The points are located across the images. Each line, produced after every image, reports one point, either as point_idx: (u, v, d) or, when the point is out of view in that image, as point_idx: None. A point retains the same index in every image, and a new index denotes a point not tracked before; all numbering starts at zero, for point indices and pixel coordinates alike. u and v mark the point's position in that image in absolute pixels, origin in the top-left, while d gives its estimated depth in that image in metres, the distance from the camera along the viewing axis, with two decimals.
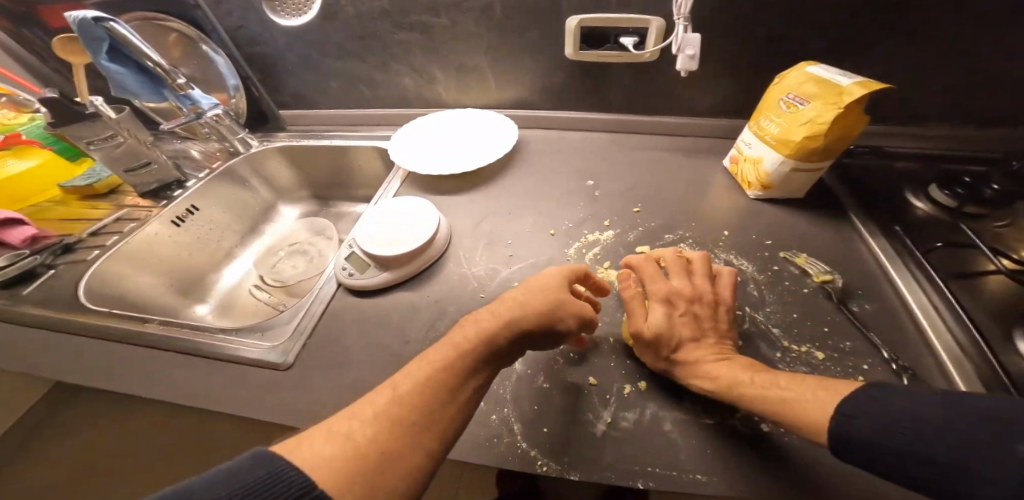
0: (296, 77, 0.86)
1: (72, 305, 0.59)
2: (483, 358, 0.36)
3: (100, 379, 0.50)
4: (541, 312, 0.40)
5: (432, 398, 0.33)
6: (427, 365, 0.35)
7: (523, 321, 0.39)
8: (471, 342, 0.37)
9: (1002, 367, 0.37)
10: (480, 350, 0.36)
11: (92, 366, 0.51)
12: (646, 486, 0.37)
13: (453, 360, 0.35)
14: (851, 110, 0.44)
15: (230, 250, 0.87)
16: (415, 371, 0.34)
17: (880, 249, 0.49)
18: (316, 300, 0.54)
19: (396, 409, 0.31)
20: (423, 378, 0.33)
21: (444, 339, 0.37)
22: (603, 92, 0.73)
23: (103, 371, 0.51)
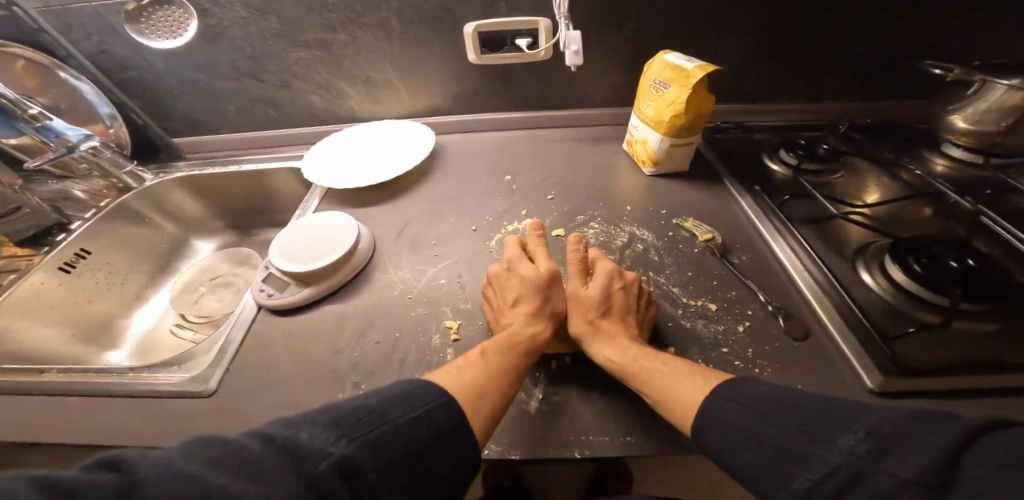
0: (189, 103, 0.81)
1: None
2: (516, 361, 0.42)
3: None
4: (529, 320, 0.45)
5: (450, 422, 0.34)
6: (454, 368, 0.40)
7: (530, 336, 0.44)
8: (486, 353, 0.42)
9: (851, 300, 0.45)
10: (497, 358, 0.41)
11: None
12: (581, 456, 0.39)
13: (484, 358, 0.41)
14: (698, 90, 0.52)
15: (139, 291, 0.80)
16: (447, 374, 0.39)
17: (750, 206, 0.57)
18: (233, 327, 0.52)
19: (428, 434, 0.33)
20: (471, 369, 0.40)
21: (466, 354, 0.43)
22: (511, 94, 0.78)
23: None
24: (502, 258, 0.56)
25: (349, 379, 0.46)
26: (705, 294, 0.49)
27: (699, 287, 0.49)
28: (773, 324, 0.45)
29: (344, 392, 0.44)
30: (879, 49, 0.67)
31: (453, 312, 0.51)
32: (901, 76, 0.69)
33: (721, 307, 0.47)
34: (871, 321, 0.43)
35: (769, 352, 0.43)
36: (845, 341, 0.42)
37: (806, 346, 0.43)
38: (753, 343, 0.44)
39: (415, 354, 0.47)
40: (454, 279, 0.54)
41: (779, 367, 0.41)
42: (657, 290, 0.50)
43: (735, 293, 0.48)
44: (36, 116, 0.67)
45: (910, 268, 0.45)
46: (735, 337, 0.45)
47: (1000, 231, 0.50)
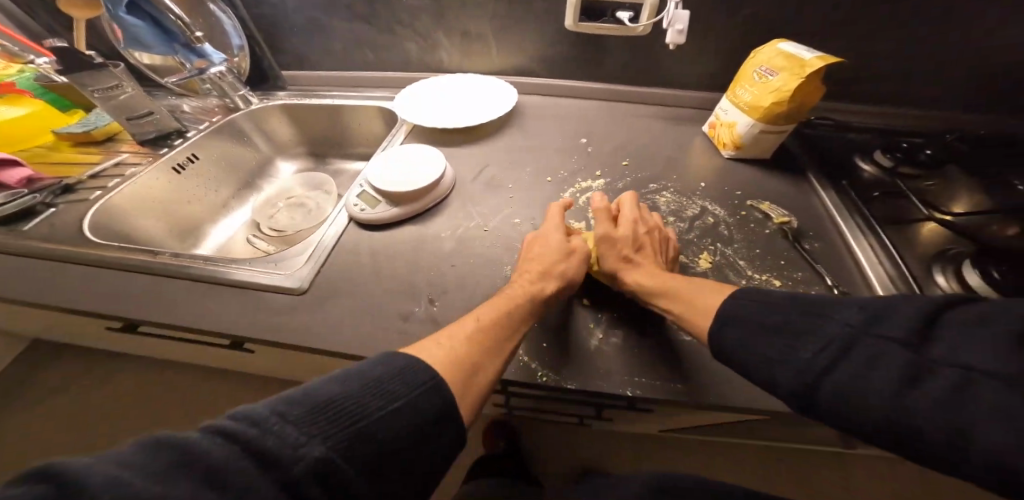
0: (300, 36, 0.88)
1: (76, 240, 0.62)
2: (510, 329, 0.42)
3: (124, 298, 0.54)
4: (532, 293, 0.45)
5: (480, 353, 0.38)
6: (448, 340, 0.38)
7: (528, 306, 0.44)
8: (480, 322, 0.41)
9: (920, 294, 0.45)
10: (491, 330, 0.41)
11: (111, 292, 0.54)
12: (633, 394, 0.41)
13: (478, 333, 0.40)
14: (810, 80, 0.52)
15: (226, 201, 0.89)
16: (439, 347, 0.38)
17: (830, 199, 0.57)
18: (325, 234, 0.58)
19: (446, 371, 0.35)
20: (464, 348, 0.38)
21: (456, 324, 0.41)
22: (598, 63, 0.80)
23: (124, 297, 0.54)
24: (574, 210, 0.59)
25: (426, 294, 0.51)
26: (772, 271, 0.50)
27: (766, 264, 0.50)
28: None
29: (421, 305, 0.50)
30: (996, 65, 0.64)
31: None
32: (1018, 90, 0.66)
33: (785, 285, 0.48)
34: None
35: None
36: None
37: None
38: None
39: (488, 281, 0.52)
40: (528, 221, 0.58)
41: None
42: (723, 260, 0.51)
43: (801, 275, 0.49)
44: (197, 39, 0.77)
45: (986, 274, 0.45)
46: None
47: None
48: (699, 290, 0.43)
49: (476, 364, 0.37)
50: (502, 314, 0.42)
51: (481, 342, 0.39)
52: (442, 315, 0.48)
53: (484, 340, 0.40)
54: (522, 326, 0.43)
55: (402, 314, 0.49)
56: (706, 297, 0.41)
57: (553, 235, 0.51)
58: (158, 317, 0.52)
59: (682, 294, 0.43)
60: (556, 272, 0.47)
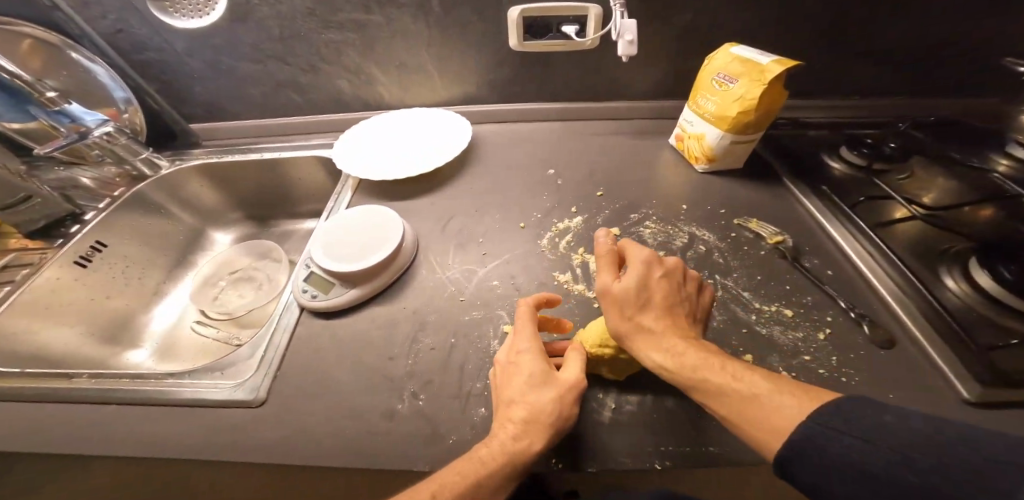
0: (205, 86, 0.76)
1: None
2: None
3: (32, 445, 0.42)
4: (510, 454, 0.34)
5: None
6: None
7: (505, 471, 0.33)
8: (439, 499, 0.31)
9: (935, 303, 0.43)
10: None
11: (8, 441, 0.43)
12: (663, 467, 0.36)
13: None
14: (773, 85, 0.49)
15: (158, 286, 0.76)
16: None
17: (815, 206, 0.55)
18: (273, 332, 0.49)
19: None
20: None
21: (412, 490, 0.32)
22: (551, 82, 0.74)
23: (32, 438, 0.42)
24: (556, 258, 0.53)
25: (407, 389, 0.43)
26: (779, 300, 0.46)
27: (770, 292, 0.47)
28: (857, 333, 0.43)
29: (403, 402, 0.42)
30: (937, 49, 0.64)
31: (510, 316, 0.48)
32: (964, 66, 0.66)
33: (797, 314, 0.45)
34: (966, 332, 0.40)
35: (855, 360, 0.41)
36: (936, 351, 0.40)
37: (893, 357, 0.41)
38: (836, 351, 0.42)
39: (476, 361, 0.45)
40: (508, 280, 0.51)
41: (867, 377, 0.39)
42: (725, 293, 0.47)
43: (810, 299, 0.46)
44: (53, 100, 0.62)
45: (997, 274, 0.42)
46: (817, 344, 0.42)
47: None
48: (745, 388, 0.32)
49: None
50: (471, 483, 0.32)
51: None
52: (432, 412, 0.41)
53: None
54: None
55: (383, 419, 0.41)
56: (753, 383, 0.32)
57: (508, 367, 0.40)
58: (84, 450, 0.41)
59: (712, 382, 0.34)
60: (543, 423, 0.35)
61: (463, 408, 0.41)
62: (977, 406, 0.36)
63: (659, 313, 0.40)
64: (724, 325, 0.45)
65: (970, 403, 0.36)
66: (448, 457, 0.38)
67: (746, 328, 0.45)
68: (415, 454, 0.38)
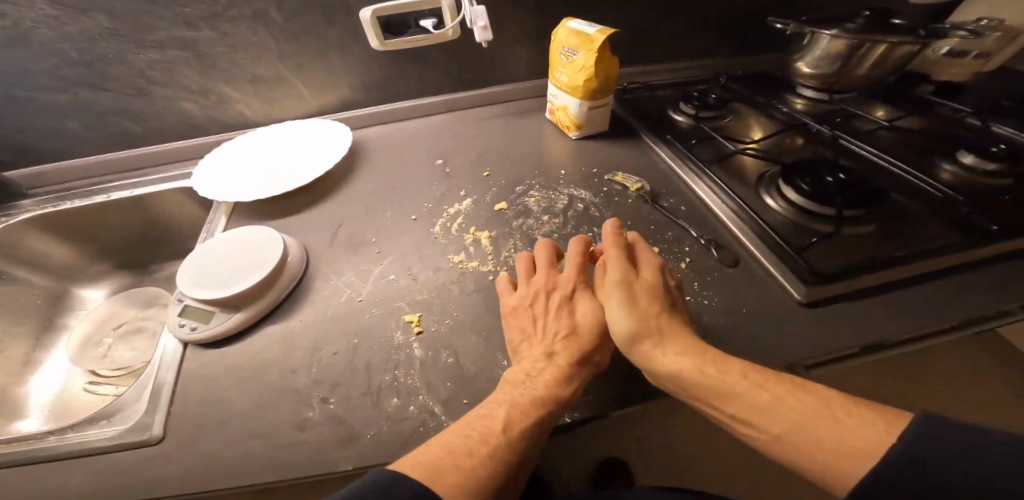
0: (13, 123, 0.65)
1: None
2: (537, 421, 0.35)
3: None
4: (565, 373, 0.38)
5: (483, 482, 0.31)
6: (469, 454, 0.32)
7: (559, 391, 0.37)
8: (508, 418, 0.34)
9: (761, 221, 0.49)
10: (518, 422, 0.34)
11: None
12: (572, 419, 0.38)
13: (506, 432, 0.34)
14: (602, 52, 0.55)
15: (28, 355, 0.63)
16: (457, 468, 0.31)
17: (666, 153, 0.62)
18: (156, 370, 0.44)
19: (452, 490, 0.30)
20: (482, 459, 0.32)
21: (483, 409, 0.35)
22: (423, 78, 0.76)
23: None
24: (449, 241, 0.55)
25: (317, 395, 0.41)
26: (648, 240, 0.51)
27: (641, 235, 0.52)
28: (709, 257, 0.48)
29: (314, 410, 0.40)
30: (736, 12, 0.77)
31: (410, 305, 0.49)
32: (761, 24, 0.80)
33: (662, 250, 0.50)
34: (785, 240, 0.47)
35: (711, 282, 0.46)
36: (767, 261, 0.46)
37: (739, 272, 0.46)
38: (696, 276, 0.47)
39: (381, 355, 0.44)
40: (404, 272, 0.52)
41: (722, 296, 0.44)
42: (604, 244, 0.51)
43: (671, 234, 0.51)
44: None
45: (800, 189, 0.50)
46: (680, 273, 0.47)
47: (861, 151, 0.60)
48: (807, 410, 0.29)
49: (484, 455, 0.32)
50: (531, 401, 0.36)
51: (506, 445, 0.33)
52: (345, 412, 0.40)
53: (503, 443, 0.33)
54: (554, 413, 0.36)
55: (293, 430, 0.39)
56: (756, 393, 0.31)
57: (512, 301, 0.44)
58: None
59: (755, 410, 0.30)
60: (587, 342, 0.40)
61: (376, 402, 0.40)
62: (810, 306, 0.42)
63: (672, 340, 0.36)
64: None
65: (803, 305, 0.42)
66: (366, 451, 0.37)
67: None
68: (334, 457, 0.36)
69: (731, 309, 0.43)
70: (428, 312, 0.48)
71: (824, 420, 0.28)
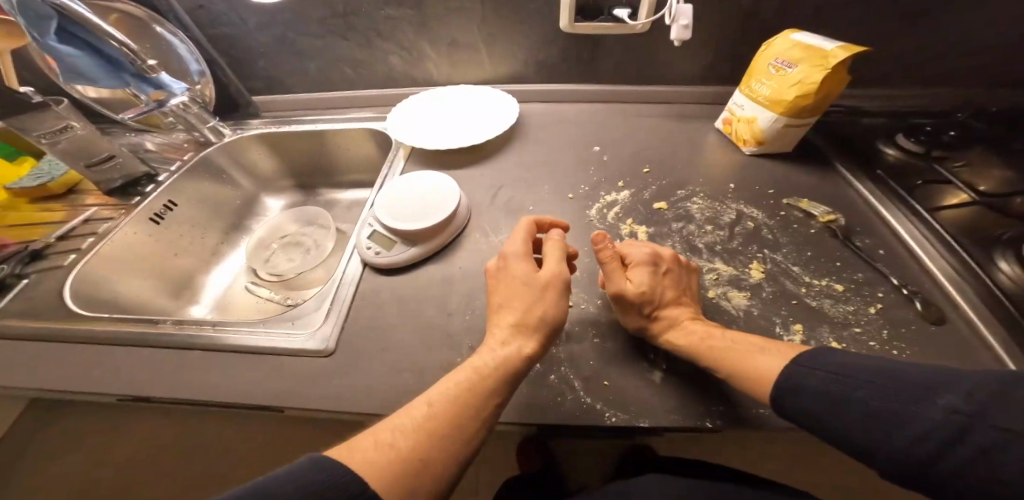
0: (267, 59, 0.80)
1: (67, 313, 0.53)
2: (468, 410, 0.34)
3: (137, 377, 0.46)
4: (506, 358, 0.38)
5: (407, 468, 0.31)
6: (396, 434, 0.32)
7: (494, 382, 0.36)
8: (433, 406, 0.34)
9: (994, 285, 0.42)
10: (450, 408, 0.34)
11: (112, 375, 0.46)
12: (714, 425, 0.37)
13: (435, 417, 0.34)
14: (835, 70, 0.49)
15: (216, 247, 0.79)
16: (379, 451, 0.31)
17: (869, 189, 0.55)
18: (329, 285, 0.52)
19: (382, 475, 0.29)
20: (410, 440, 0.32)
21: (408, 405, 0.35)
22: (598, 64, 0.76)
23: (111, 377, 0.46)
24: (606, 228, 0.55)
25: (467, 343, 0.45)
26: (830, 274, 0.46)
27: (821, 267, 0.47)
28: (906, 308, 0.43)
29: (464, 356, 0.44)
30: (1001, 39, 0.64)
31: None
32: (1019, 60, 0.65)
33: (848, 289, 0.45)
34: (1023, 312, 0.40)
35: (909, 335, 0.40)
36: (991, 332, 0.39)
37: (944, 333, 0.40)
38: (888, 326, 0.41)
39: None
40: None
41: (919, 352, 0.39)
42: (776, 267, 0.48)
43: (862, 275, 0.46)
44: (153, 68, 0.65)
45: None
46: (868, 318, 0.42)
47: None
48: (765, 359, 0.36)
49: (426, 457, 0.32)
50: (463, 391, 0.35)
51: (434, 431, 0.33)
52: None
53: (437, 429, 0.33)
54: (492, 403, 0.36)
55: (449, 366, 0.43)
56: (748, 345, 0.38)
57: (518, 264, 0.43)
58: (170, 390, 0.44)
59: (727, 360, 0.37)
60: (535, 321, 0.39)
61: None
62: None
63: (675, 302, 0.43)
64: (777, 299, 0.45)
65: None
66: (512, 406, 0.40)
67: (795, 300, 0.45)
68: None
69: None
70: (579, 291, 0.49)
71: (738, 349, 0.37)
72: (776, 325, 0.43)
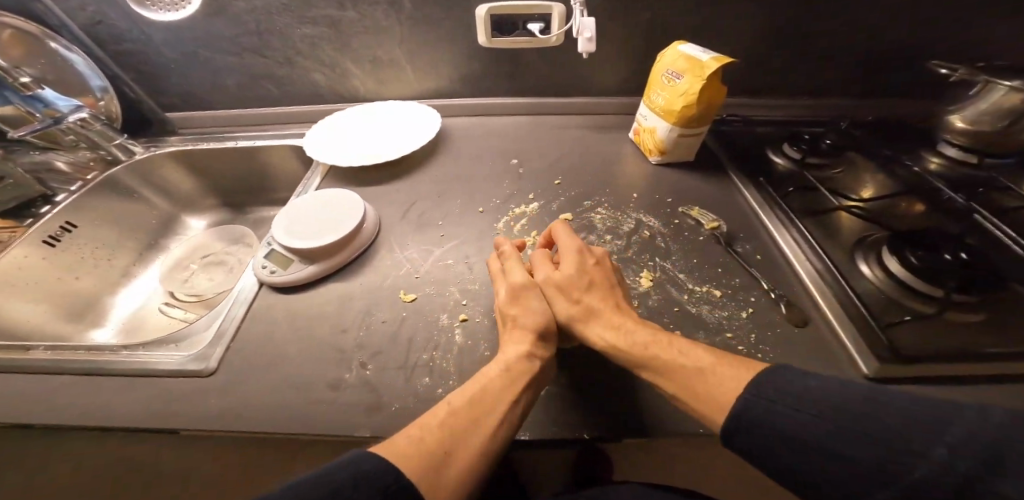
0: (186, 75, 0.78)
1: None
2: (493, 399, 0.36)
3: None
4: (522, 349, 0.40)
5: (434, 454, 0.32)
6: (421, 426, 0.34)
7: (517, 370, 0.38)
8: (457, 399, 0.36)
9: (848, 287, 0.45)
10: (472, 400, 0.36)
11: None
12: (592, 435, 0.37)
13: (455, 410, 0.35)
14: (711, 80, 0.52)
15: (127, 268, 0.76)
16: (410, 438, 0.33)
17: (753, 196, 0.58)
18: (223, 304, 0.51)
19: (413, 461, 0.31)
20: (436, 430, 0.33)
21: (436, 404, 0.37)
22: (520, 78, 0.78)
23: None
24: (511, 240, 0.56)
25: (356, 359, 0.45)
26: (712, 281, 0.49)
27: (705, 274, 0.50)
28: (775, 312, 0.46)
29: (352, 372, 0.44)
30: (881, 55, 0.69)
31: (460, 292, 0.51)
32: (898, 74, 0.70)
33: (725, 294, 0.48)
34: (871, 311, 0.43)
35: (772, 337, 0.43)
36: (843, 329, 0.42)
37: (803, 333, 0.43)
38: (754, 328, 0.44)
39: (423, 333, 0.47)
40: (462, 259, 0.55)
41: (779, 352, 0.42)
42: (663, 275, 0.50)
43: (738, 280, 0.49)
44: (29, 84, 0.64)
45: (906, 259, 0.45)
46: (739, 321, 0.45)
47: (992, 228, 0.51)
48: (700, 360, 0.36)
49: (452, 447, 0.32)
50: (485, 383, 0.37)
51: (460, 421, 0.34)
52: (379, 380, 0.43)
53: (461, 418, 0.35)
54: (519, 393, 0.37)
55: (333, 385, 0.42)
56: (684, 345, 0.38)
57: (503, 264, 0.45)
58: (33, 423, 0.42)
59: (660, 357, 0.37)
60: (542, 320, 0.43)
61: (408, 379, 0.43)
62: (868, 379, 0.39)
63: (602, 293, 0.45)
64: (660, 307, 0.47)
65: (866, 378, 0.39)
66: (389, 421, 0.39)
67: (677, 307, 0.47)
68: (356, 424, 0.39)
69: None
70: (473, 304, 0.49)
71: (687, 370, 0.35)
72: None
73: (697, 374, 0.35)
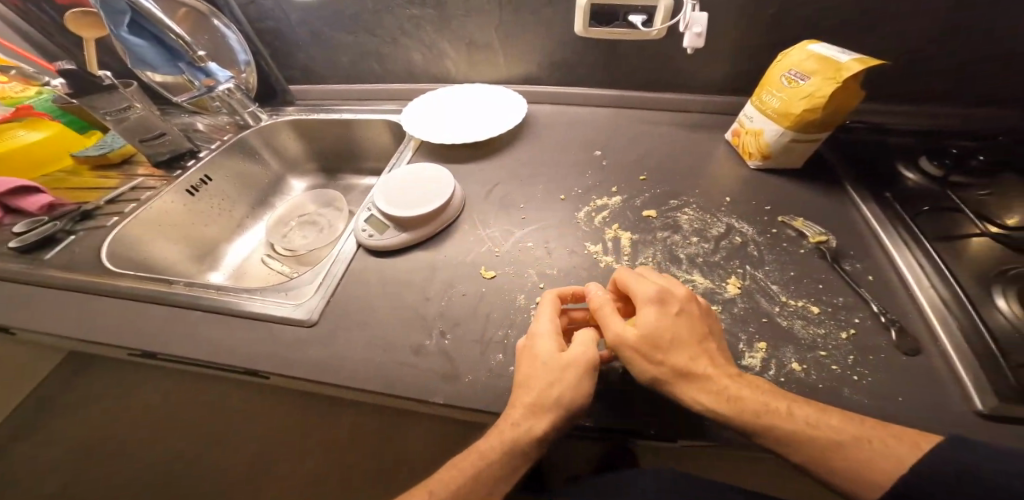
0: (304, 51, 0.86)
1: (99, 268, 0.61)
2: (497, 476, 0.36)
3: (149, 330, 0.52)
4: (534, 430, 0.36)
5: None
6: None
7: (522, 453, 0.36)
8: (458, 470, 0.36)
9: (981, 321, 0.39)
10: (474, 477, 0.35)
11: (131, 324, 0.54)
12: (656, 433, 0.37)
13: (456, 482, 0.35)
14: (847, 85, 0.48)
15: (241, 220, 0.87)
16: None
17: (872, 212, 0.52)
18: (325, 262, 0.57)
19: None
20: None
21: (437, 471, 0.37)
22: (613, 69, 0.76)
23: (131, 326, 0.53)
24: (591, 231, 0.56)
25: (437, 326, 0.48)
26: (810, 296, 0.45)
27: (802, 288, 0.46)
28: (881, 337, 0.41)
29: (432, 338, 0.47)
30: None
31: (539, 277, 0.52)
32: None
33: (824, 311, 0.44)
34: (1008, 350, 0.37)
35: (875, 361, 0.39)
36: (963, 363, 0.37)
37: (913, 362, 0.39)
38: (855, 350, 0.41)
39: (501, 310, 0.49)
40: (541, 244, 0.56)
41: (881, 378, 0.38)
42: (754, 284, 0.47)
43: (842, 299, 0.45)
44: (202, 59, 0.73)
45: None
46: (836, 342, 0.41)
47: None
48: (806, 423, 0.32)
49: None
50: (489, 461, 0.36)
51: (461, 499, 0.35)
52: (458, 348, 0.46)
53: (466, 494, 0.35)
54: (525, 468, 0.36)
55: (417, 346, 0.46)
56: (790, 414, 0.33)
57: (544, 343, 0.40)
58: (175, 342, 0.51)
59: (767, 423, 0.33)
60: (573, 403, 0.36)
61: (483, 352, 0.45)
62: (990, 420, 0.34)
63: (689, 350, 0.38)
64: (746, 316, 0.45)
65: (982, 415, 0.34)
66: (463, 389, 0.42)
67: (766, 318, 0.44)
68: (434, 387, 0.42)
69: (886, 395, 0.37)
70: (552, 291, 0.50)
71: (838, 450, 0.31)
72: (738, 340, 0.43)
73: (831, 453, 0.31)
